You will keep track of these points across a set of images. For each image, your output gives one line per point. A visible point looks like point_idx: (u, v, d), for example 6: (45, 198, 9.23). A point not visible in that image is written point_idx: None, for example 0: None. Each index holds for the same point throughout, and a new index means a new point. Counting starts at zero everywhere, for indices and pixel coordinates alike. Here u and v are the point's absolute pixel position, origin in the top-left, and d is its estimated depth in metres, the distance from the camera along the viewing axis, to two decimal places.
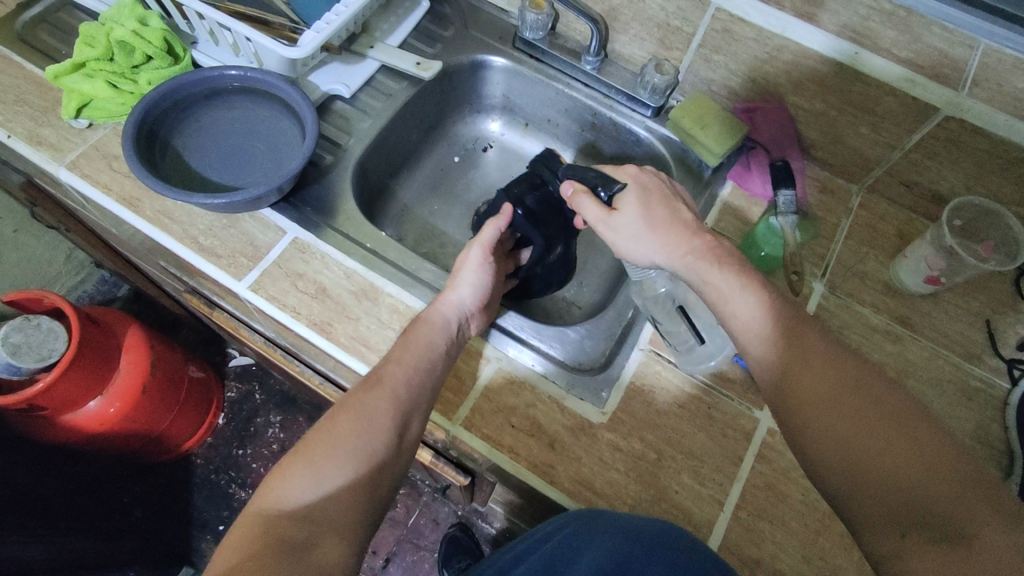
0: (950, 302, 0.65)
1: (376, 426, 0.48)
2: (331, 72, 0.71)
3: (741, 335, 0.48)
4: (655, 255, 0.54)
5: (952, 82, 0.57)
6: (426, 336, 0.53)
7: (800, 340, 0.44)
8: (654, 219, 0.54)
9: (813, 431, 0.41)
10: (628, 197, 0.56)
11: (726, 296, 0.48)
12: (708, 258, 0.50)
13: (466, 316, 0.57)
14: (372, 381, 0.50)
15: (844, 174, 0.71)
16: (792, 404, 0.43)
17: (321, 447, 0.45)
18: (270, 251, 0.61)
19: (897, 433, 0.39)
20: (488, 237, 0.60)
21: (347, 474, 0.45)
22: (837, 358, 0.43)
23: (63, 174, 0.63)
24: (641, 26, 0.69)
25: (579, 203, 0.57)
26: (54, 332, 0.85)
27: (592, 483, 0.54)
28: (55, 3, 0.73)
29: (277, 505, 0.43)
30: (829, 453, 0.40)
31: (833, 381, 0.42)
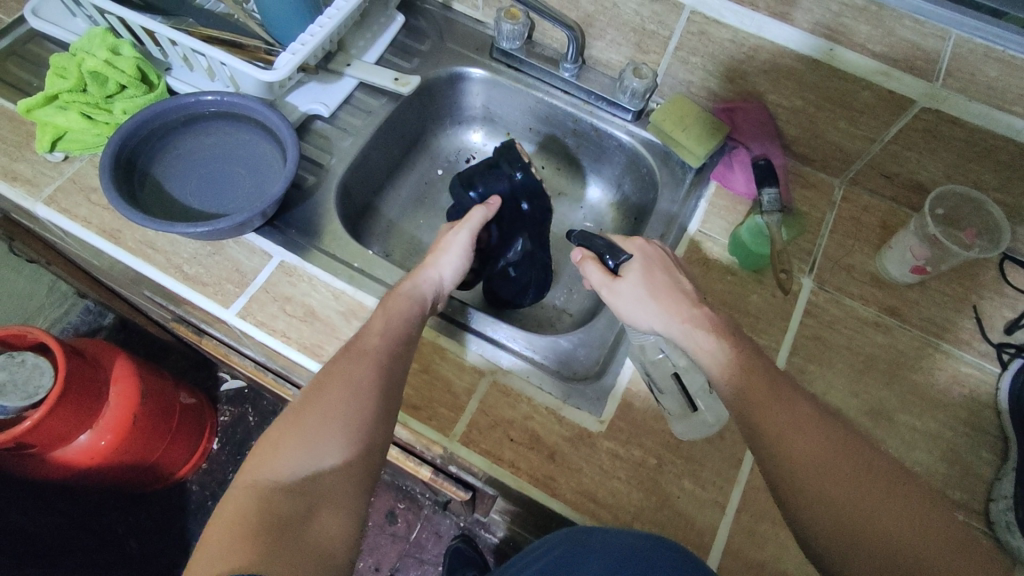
0: (937, 290, 0.65)
1: (362, 395, 0.47)
2: (309, 92, 0.70)
3: (733, 394, 0.46)
4: (654, 321, 0.53)
5: (926, 74, 0.58)
6: (406, 305, 0.54)
7: (790, 404, 0.44)
8: (656, 287, 0.54)
9: (806, 497, 0.41)
10: (634, 267, 0.56)
11: (716, 359, 0.48)
12: (706, 326, 0.50)
13: (441, 293, 0.60)
14: (355, 351, 0.50)
15: (826, 168, 0.71)
16: (783, 470, 0.42)
17: (310, 419, 0.45)
18: (256, 276, 0.60)
19: (887, 503, 0.40)
20: (474, 223, 0.63)
21: (340, 450, 0.45)
22: (824, 426, 0.43)
23: (40, 210, 0.62)
24: (617, 31, 0.70)
25: (585, 267, 0.58)
26: (39, 367, 0.84)
27: (593, 493, 0.54)
28: (23, 34, 0.71)
29: (272, 476, 0.43)
30: (824, 522, 0.40)
31: (824, 444, 0.42)
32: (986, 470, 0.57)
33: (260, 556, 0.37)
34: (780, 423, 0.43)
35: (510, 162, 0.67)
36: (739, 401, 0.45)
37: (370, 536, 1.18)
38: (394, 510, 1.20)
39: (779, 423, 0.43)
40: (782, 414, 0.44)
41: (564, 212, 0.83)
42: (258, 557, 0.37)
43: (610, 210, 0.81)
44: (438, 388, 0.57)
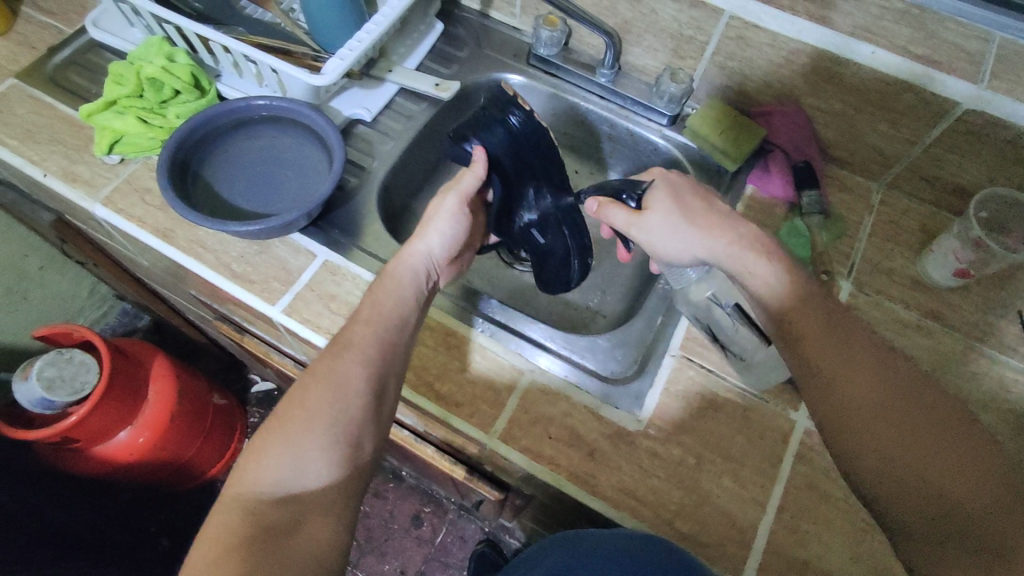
0: (981, 295, 0.65)
1: (350, 391, 0.48)
2: (353, 97, 0.72)
3: (787, 336, 0.48)
4: (696, 247, 0.54)
5: (971, 76, 0.58)
6: (397, 288, 0.56)
7: (847, 347, 0.46)
8: (686, 213, 0.56)
9: (852, 442, 0.44)
10: (656, 197, 0.57)
11: (771, 290, 0.50)
12: (753, 247, 0.52)
13: (434, 266, 0.60)
14: (342, 346, 0.51)
15: (864, 172, 0.71)
16: (831, 414, 0.45)
17: (294, 421, 0.46)
18: (302, 274, 0.62)
19: (943, 446, 0.41)
20: (465, 187, 0.62)
21: (326, 453, 0.46)
22: (883, 369, 0.45)
23: (98, 210, 0.64)
24: (654, 37, 0.71)
25: (608, 213, 0.58)
26: (85, 364, 0.87)
27: (633, 491, 0.54)
28: (83, 44, 0.75)
29: (256, 488, 0.44)
30: (869, 462, 0.43)
31: (878, 388, 0.44)
32: None
33: (249, 567, 0.39)
34: (828, 367, 0.45)
35: (504, 106, 0.60)
36: (795, 345, 0.47)
37: (396, 540, 1.18)
38: (419, 513, 1.21)
39: (829, 366, 0.45)
40: (831, 358, 0.45)
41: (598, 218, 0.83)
42: (246, 567, 0.39)
43: None
44: (479, 385, 0.58)
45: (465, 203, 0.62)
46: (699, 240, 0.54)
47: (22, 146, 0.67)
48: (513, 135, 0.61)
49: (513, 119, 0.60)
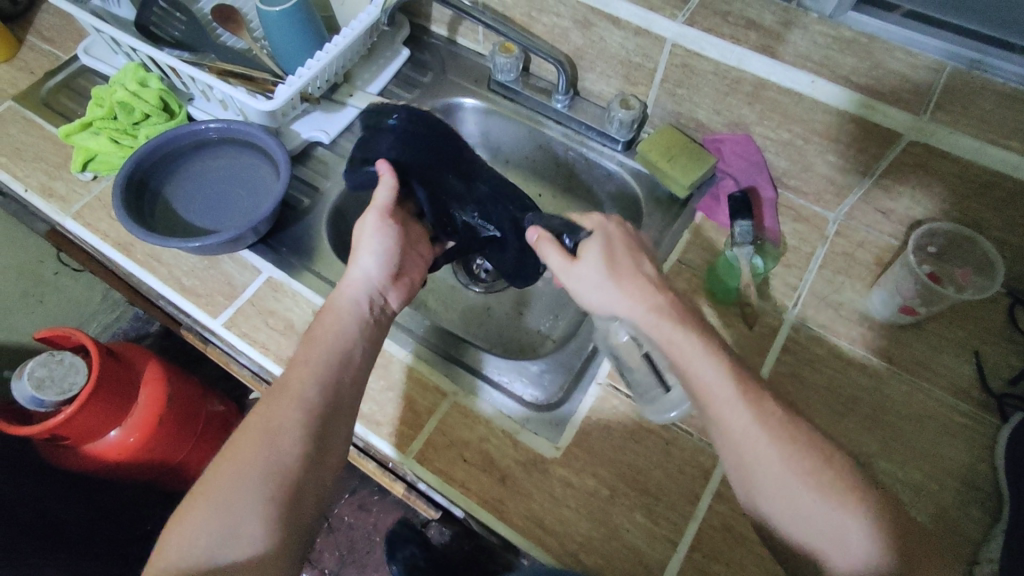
0: (935, 332, 0.62)
1: (285, 443, 0.46)
2: (313, 120, 0.75)
3: (700, 395, 0.46)
4: (617, 307, 0.51)
5: (914, 107, 0.56)
6: (341, 324, 0.53)
7: (755, 402, 0.45)
8: (614, 270, 0.52)
9: (759, 497, 0.44)
10: (590, 245, 0.54)
11: (688, 357, 0.46)
12: (671, 319, 0.49)
13: (377, 289, 0.57)
14: (280, 395, 0.49)
15: (820, 202, 0.69)
16: (737, 469, 0.45)
17: (225, 478, 0.44)
18: (245, 289, 0.65)
19: (842, 498, 0.42)
20: (381, 200, 0.60)
21: (262, 512, 0.44)
22: (789, 424, 0.45)
23: (68, 224, 0.69)
24: (606, 64, 0.71)
25: (544, 251, 0.56)
26: (74, 366, 0.92)
27: (541, 520, 0.54)
28: (76, 69, 0.81)
29: (184, 558, 0.42)
30: (778, 514, 0.43)
31: (785, 439, 0.44)
32: (974, 531, 0.52)
33: None
34: (739, 427, 0.44)
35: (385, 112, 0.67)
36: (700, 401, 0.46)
37: (375, 553, 1.19)
38: None
39: (740, 425, 0.44)
40: (739, 417, 0.44)
41: None
42: None
43: None
44: (401, 405, 0.59)
45: (386, 216, 0.60)
46: (621, 301, 0.51)
47: (9, 163, 0.72)
48: (402, 136, 0.65)
49: (391, 118, 0.66)
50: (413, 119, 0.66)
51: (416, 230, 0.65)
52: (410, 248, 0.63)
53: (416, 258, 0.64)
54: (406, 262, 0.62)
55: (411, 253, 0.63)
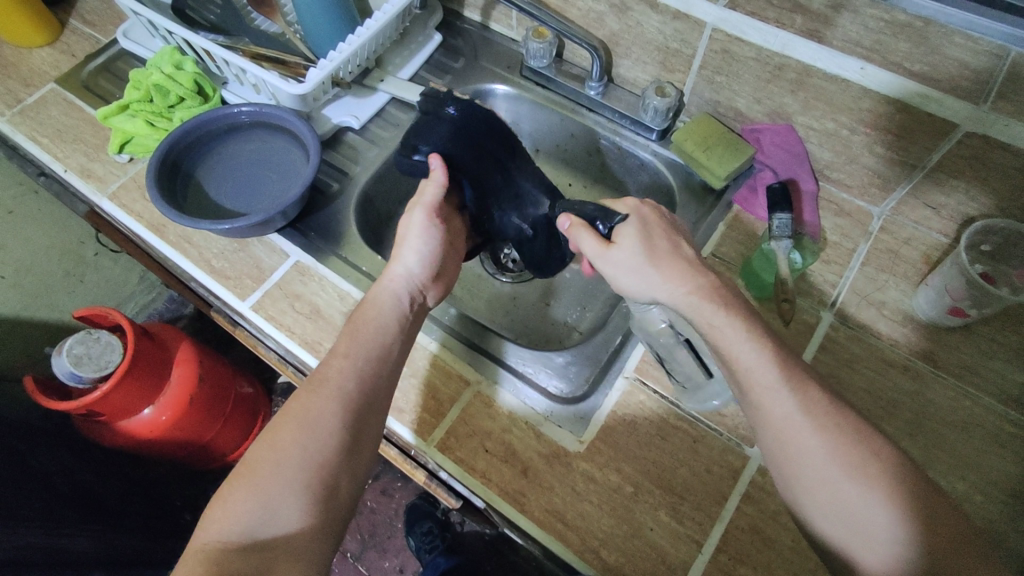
0: (985, 336, 0.59)
1: (322, 431, 0.46)
2: (344, 105, 0.75)
3: (742, 380, 0.45)
4: (657, 291, 0.50)
5: (972, 96, 0.52)
6: (380, 322, 0.54)
7: (801, 390, 0.43)
8: (653, 253, 0.52)
9: (802, 492, 0.42)
10: (625, 230, 0.53)
11: (729, 340, 0.46)
12: (714, 300, 0.48)
13: (417, 287, 0.58)
14: (318, 385, 0.48)
15: (864, 196, 0.66)
16: (778, 461, 0.43)
17: (263, 466, 0.44)
18: (273, 273, 0.65)
19: (895, 496, 0.39)
20: (428, 198, 0.60)
21: (297, 498, 0.44)
22: (838, 415, 0.42)
23: (105, 204, 0.70)
24: (642, 50, 0.69)
25: (579, 239, 0.56)
26: (111, 345, 0.93)
27: (562, 514, 0.53)
28: (115, 52, 0.82)
29: (222, 536, 0.41)
30: (822, 511, 0.41)
31: (831, 431, 0.42)
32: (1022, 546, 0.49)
33: None
34: (780, 413, 0.43)
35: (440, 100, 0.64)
36: (742, 386, 0.45)
37: (398, 539, 1.21)
38: None
39: (782, 412, 0.43)
40: (782, 403, 0.43)
41: None
42: None
43: None
44: (424, 393, 0.59)
45: (433, 215, 0.60)
46: (658, 284, 0.50)
47: (51, 144, 0.74)
48: (456, 128, 0.64)
49: (450, 109, 0.64)
50: (470, 114, 0.64)
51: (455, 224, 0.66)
52: (451, 255, 0.63)
53: (454, 253, 0.64)
54: (444, 264, 0.62)
55: (450, 251, 0.63)
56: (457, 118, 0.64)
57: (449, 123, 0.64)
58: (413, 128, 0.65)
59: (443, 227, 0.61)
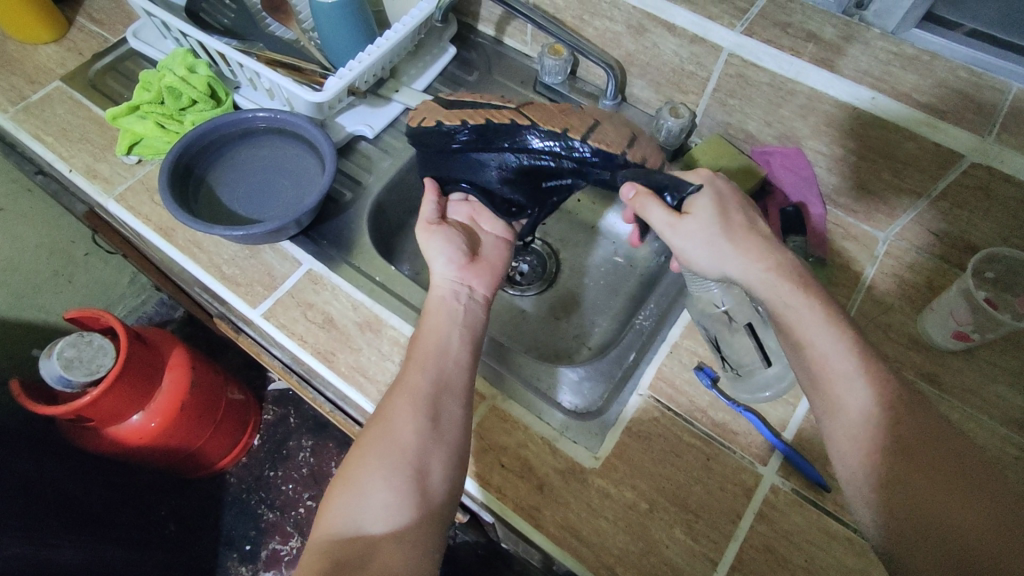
0: (986, 360, 0.60)
1: (403, 426, 0.48)
2: (358, 114, 0.75)
3: (815, 366, 0.46)
4: (730, 266, 0.52)
5: (978, 128, 0.54)
6: (438, 322, 0.55)
7: (880, 385, 0.44)
8: (727, 228, 0.53)
9: (870, 486, 0.42)
10: (701, 201, 0.54)
11: (804, 323, 0.47)
12: (790, 279, 0.50)
13: (460, 283, 0.60)
14: (396, 388, 0.50)
15: (870, 221, 0.68)
16: (845, 453, 0.44)
17: (354, 462, 0.47)
18: (285, 280, 0.64)
19: (973, 498, 0.39)
20: (428, 214, 0.63)
21: (390, 487, 0.45)
22: (919, 412, 0.43)
23: (111, 206, 0.69)
24: (657, 71, 0.71)
25: (646, 208, 0.55)
26: (103, 348, 0.91)
27: (578, 530, 0.53)
28: (124, 53, 0.81)
29: (330, 531, 0.44)
30: (891, 509, 0.41)
31: (902, 418, 0.42)
32: None
33: None
34: (858, 406, 0.43)
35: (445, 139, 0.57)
36: (814, 372, 0.46)
37: None
38: None
39: (860, 405, 0.43)
40: (859, 397, 0.44)
41: (596, 249, 0.82)
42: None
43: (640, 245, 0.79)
44: None
45: (438, 225, 0.63)
46: (734, 261, 0.52)
47: (56, 143, 0.73)
48: (479, 142, 0.56)
49: (461, 138, 0.56)
50: (484, 132, 0.55)
51: (484, 213, 0.67)
52: (490, 249, 0.66)
53: (493, 241, 0.67)
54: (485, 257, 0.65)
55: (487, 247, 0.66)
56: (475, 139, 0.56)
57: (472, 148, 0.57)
58: (438, 160, 0.60)
59: (454, 227, 0.64)
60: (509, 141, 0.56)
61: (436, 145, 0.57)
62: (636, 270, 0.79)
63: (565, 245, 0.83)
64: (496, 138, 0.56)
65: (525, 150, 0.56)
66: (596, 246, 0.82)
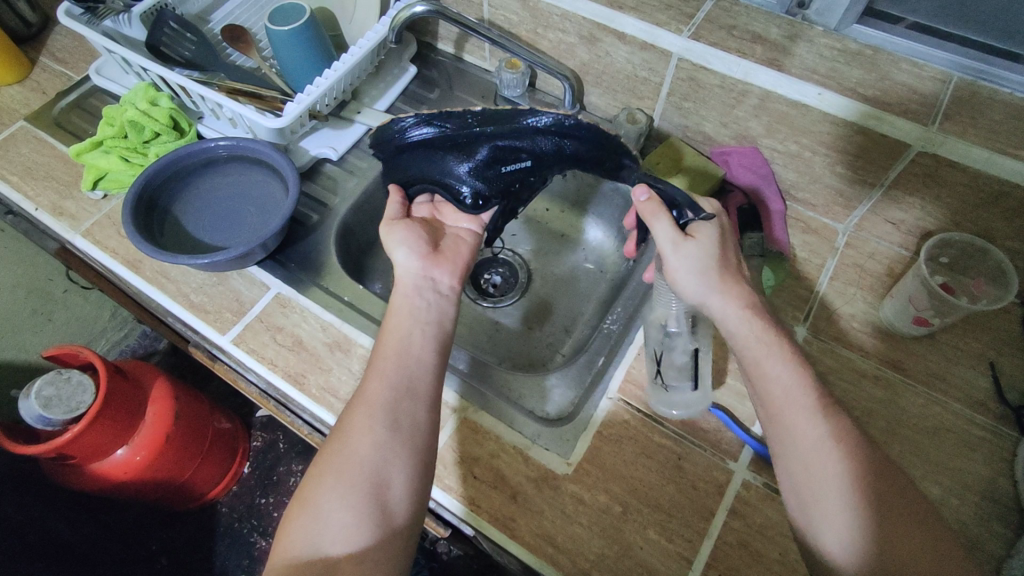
0: (948, 343, 0.61)
1: (360, 442, 0.47)
2: (321, 137, 0.76)
3: (772, 400, 0.49)
4: (711, 298, 0.52)
5: (922, 117, 0.55)
6: (400, 323, 0.55)
7: (831, 418, 0.47)
8: (720, 262, 0.53)
9: (812, 508, 0.45)
10: (706, 230, 0.54)
11: (763, 357, 0.50)
12: (763, 320, 0.51)
13: (423, 275, 0.59)
14: (356, 400, 0.50)
15: (828, 213, 0.69)
16: (794, 478, 0.47)
17: (309, 485, 0.47)
18: (253, 305, 0.65)
19: (891, 519, 0.43)
20: (391, 212, 0.63)
21: (346, 506, 0.45)
22: (860, 443, 0.46)
23: (78, 241, 0.69)
24: (613, 80, 0.73)
25: (653, 218, 0.55)
26: (82, 385, 0.90)
27: (553, 538, 0.53)
28: (88, 89, 0.82)
29: (291, 554, 0.44)
30: (827, 526, 0.44)
31: (851, 452, 0.45)
32: (997, 545, 0.51)
33: None
34: (812, 436, 0.46)
35: (416, 134, 0.57)
36: (774, 405, 0.49)
37: None
38: None
39: (813, 435, 0.46)
40: (814, 427, 0.46)
41: (566, 257, 0.82)
42: None
43: (609, 249, 0.81)
44: None
45: (397, 220, 0.62)
46: (716, 295, 0.52)
47: (21, 182, 0.73)
48: (438, 130, 0.57)
49: (408, 135, 0.58)
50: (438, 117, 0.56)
51: (446, 209, 0.66)
52: (456, 243, 0.64)
53: (458, 233, 0.65)
54: (451, 249, 0.63)
55: (454, 240, 0.64)
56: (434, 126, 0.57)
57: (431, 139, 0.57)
58: (408, 162, 0.60)
59: (415, 220, 0.63)
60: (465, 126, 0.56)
61: (392, 144, 0.59)
62: (606, 275, 0.80)
63: (535, 254, 0.84)
64: (466, 122, 0.56)
65: (480, 129, 0.56)
66: (569, 253, 0.83)
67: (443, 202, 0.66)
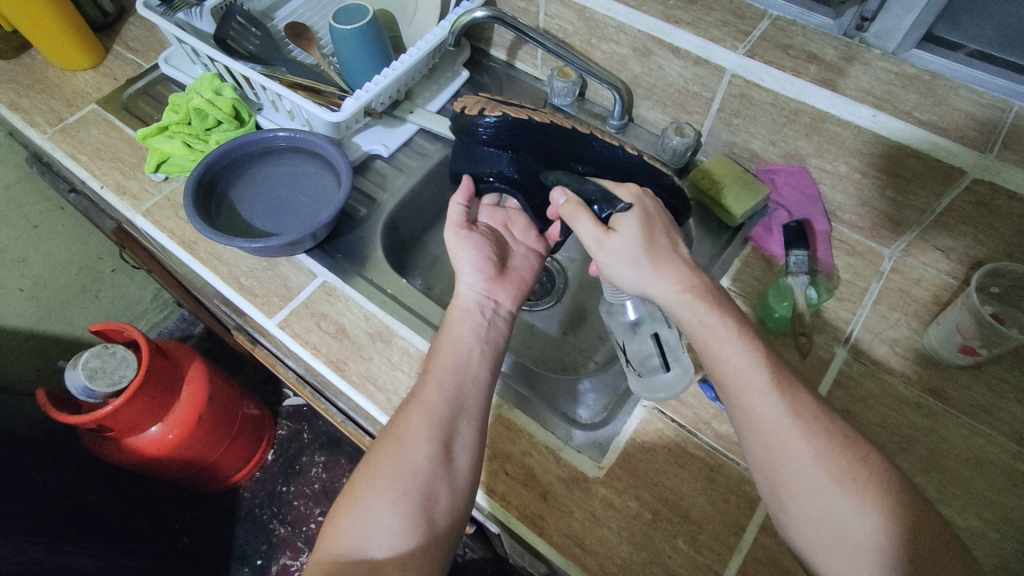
0: (994, 375, 0.60)
1: (414, 454, 0.48)
2: (374, 134, 0.78)
3: (731, 383, 0.46)
4: (649, 288, 0.51)
5: (979, 144, 0.54)
6: (461, 335, 0.56)
7: (787, 395, 0.45)
8: (649, 248, 0.51)
9: (789, 500, 0.44)
10: (627, 219, 0.52)
11: (720, 342, 0.47)
12: (703, 300, 0.49)
13: (486, 295, 0.60)
14: (411, 403, 0.51)
15: (875, 237, 0.69)
16: (766, 469, 0.45)
17: (357, 485, 0.48)
18: (300, 292, 0.67)
19: (867, 494, 0.42)
20: (456, 216, 0.63)
21: (391, 510, 0.46)
22: (821, 418, 0.45)
23: (138, 220, 0.72)
24: (662, 93, 0.73)
25: (575, 219, 0.54)
26: (126, 359, 0.93)
27: (581, 539, 0.53)
28: (155, 77, 0.86)
29: (337, 551, 0.45)
30: (799, 512, 0.43)
31: (822, 435, 0.44)
32: None
33: None
34: (770, 418, 0.44)
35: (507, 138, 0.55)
36: (726, 389, 0.47)
37: None
38: None
39: (771, 417, 0.44)
40: (771, 408, 0.45)
41: None
42: None
43: None
44: None
45: (463, 228, 0.63)
46: (652, 282, 0.50)
47: (89, 161, 0.76)
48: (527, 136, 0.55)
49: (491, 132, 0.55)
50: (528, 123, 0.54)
51: (518, 220, 0.68)
52: (520, 264, 0.65)
53: (523, 252, 0.67)
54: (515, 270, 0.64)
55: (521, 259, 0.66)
56: (527, 133, 0.55)
57: (523, 147, 0.57)
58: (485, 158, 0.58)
59: (478, 231, 0.64)
60: (575, 147, 0.58)
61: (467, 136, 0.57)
62: None
63: (574, 262, 0.85)
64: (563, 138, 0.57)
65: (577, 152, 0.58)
66: None
67: (515, 213, 0.68)
